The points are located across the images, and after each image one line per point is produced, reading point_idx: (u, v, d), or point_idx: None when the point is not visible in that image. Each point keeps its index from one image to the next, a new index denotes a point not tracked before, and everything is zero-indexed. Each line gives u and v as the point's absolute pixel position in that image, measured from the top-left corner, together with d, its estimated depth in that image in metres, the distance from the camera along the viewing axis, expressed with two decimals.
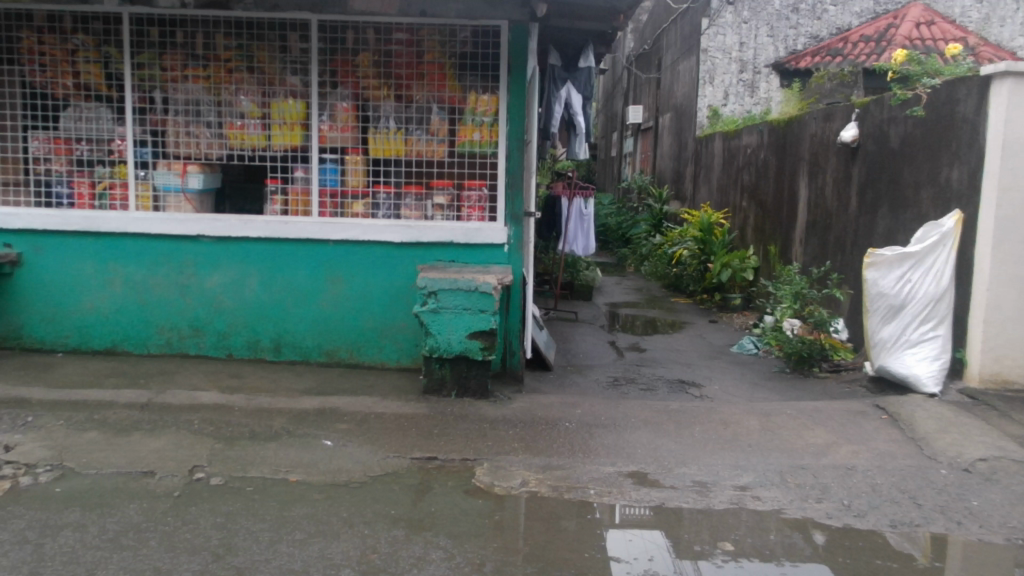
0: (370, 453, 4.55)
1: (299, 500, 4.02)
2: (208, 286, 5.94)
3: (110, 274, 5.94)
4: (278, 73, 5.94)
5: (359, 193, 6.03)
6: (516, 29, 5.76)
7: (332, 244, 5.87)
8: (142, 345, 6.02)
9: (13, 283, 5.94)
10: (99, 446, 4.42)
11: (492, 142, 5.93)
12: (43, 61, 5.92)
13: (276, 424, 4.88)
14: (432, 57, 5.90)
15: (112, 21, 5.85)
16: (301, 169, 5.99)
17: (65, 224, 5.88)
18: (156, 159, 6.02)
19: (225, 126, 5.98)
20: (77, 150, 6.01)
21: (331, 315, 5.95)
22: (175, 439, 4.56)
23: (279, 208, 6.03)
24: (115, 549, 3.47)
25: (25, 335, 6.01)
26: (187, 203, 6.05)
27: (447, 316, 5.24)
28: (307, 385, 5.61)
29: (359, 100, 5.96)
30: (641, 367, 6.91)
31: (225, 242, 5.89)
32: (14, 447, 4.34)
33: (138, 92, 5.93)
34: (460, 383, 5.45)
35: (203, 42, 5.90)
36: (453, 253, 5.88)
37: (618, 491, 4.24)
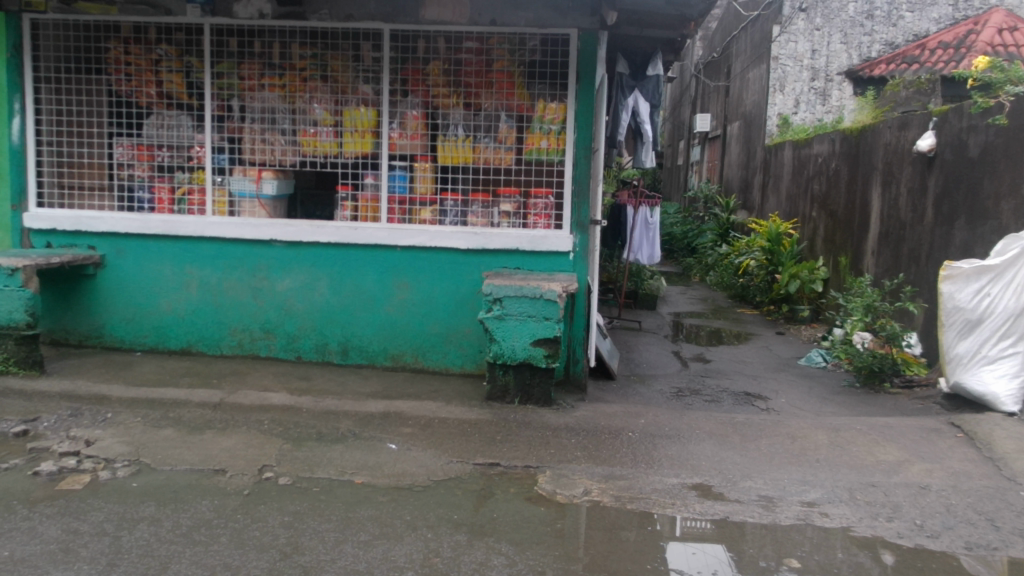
0: (433, 458, 4.61)
1: (364, 501, 4.06)
2: (280, 289, 6.11)
3: (187, 277, 6.16)
4: (350, 82, 6.07)
5: (428, 200, 6.11)
6: (585, 37, 5.75)
7: (400, 250, 5.96)
8: (215, 346, 6.23)
9: (97, 284, 6.22)
10: (174, 444, 4.57)
11: (559, 150, 5.94)
12: (129, 71, 6.20)
13: (343, 427, 4.99)
14: (501, 66, 5.95)
15: (194, 32, 6.08)
16: (371, 175, 6.11)
17: (146, 228, 6.12)
18: (233, 165, 6.23)
19: (299, 134, 6.15)
20: (158, 156, 6.29)
21: (398, 319, 6.04)
22: (245, 439, 4.70)
23: (349, 214, 6.16)
24: (188, 543, 3.51)
25: (107, 334, 6.28)
26: (261, 208, 6.24)
27: (512, 323, 5.27)
28: (374, 389, 5.71)
29: (428, 108, 6.06)
30: (707, 379, 6.82)
31: (297, 247, 6.05)
32: (95, 442, 4.50)
33: (217, 100, 6.15)
34: (524, 391, 5.46)
35: (280, 52, 6.09)
36: (519, 260, 5.91)
37: (681, 503, 4.18)
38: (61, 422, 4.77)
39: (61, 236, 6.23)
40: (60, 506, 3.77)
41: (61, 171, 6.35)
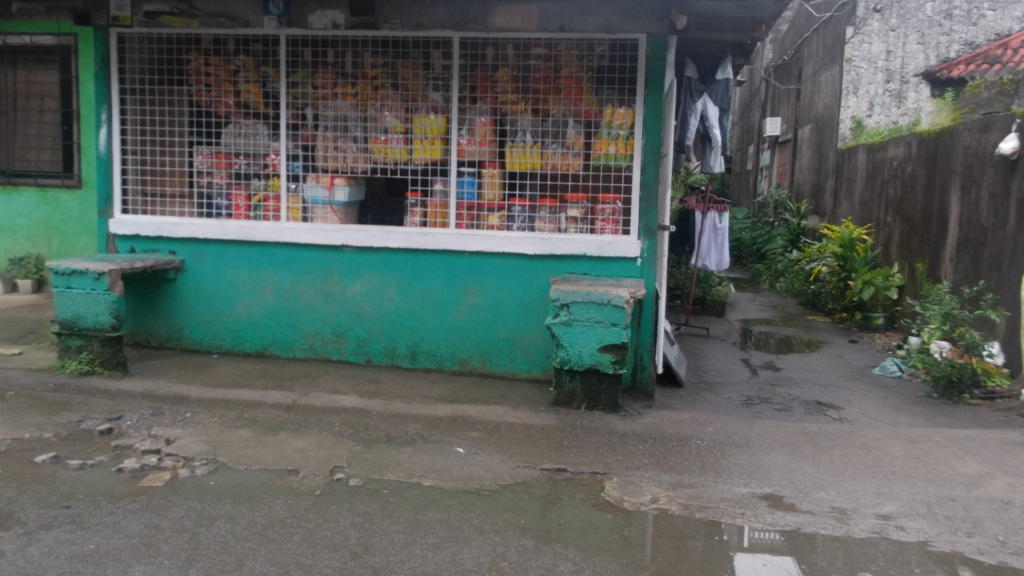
0: (500, 462, 4.63)
1: (432, 504, 4.10)
2: (350, 294, 6.22)
3: (262, 281, 6.32)
4: (421, 89, 6.18)
5: (496, 206, 6.16)
6: (654, 42, 5.70)
7: (468, 255, 6.01)
8: (288, 349, 6.38)
9: (177, 287, 6.42)
10: (249, 444, 4.69)
11: (627, 155, 5.91)
12: (209, 81, 6.41)
13: (411, 430, 5.05)
14: (569, 71, 5.97)
15: (270, 43, 6.25)
16: (440, 182, 6.19)
17: (223, 234, 6.30)
18: (306, 173, 6.38)
19: (369, 141, 6.26)
20: (235, 164, 6.47)
21: (465, 324, 6.10)
22: (317, 440, 4.81)
23: (418, 220, 6.25)
24: (262, 541, 3.60)
25: (186, 336, 6.48)
26: (333, 214, 6.37)
27: (579, 328, 5.29)
28: (442, 393, 5.77)
29: (496, 115, 6.11)
30: (777, 387, 6.68)
31: (368, 252, 6.15)
32: (175, 440, 4.66)
33: (291, 109, 6.30)
34: (591, 397, 5.45)
35: (352, 61, 6.22)
36: (586, 265, 5.90)
37: (750, 513, 4.12)
38: (142, 420, 4.95)
39: (144, 242, 6.45)
40: (142, 502, 3.91)
41: (144, 179, 6.59)
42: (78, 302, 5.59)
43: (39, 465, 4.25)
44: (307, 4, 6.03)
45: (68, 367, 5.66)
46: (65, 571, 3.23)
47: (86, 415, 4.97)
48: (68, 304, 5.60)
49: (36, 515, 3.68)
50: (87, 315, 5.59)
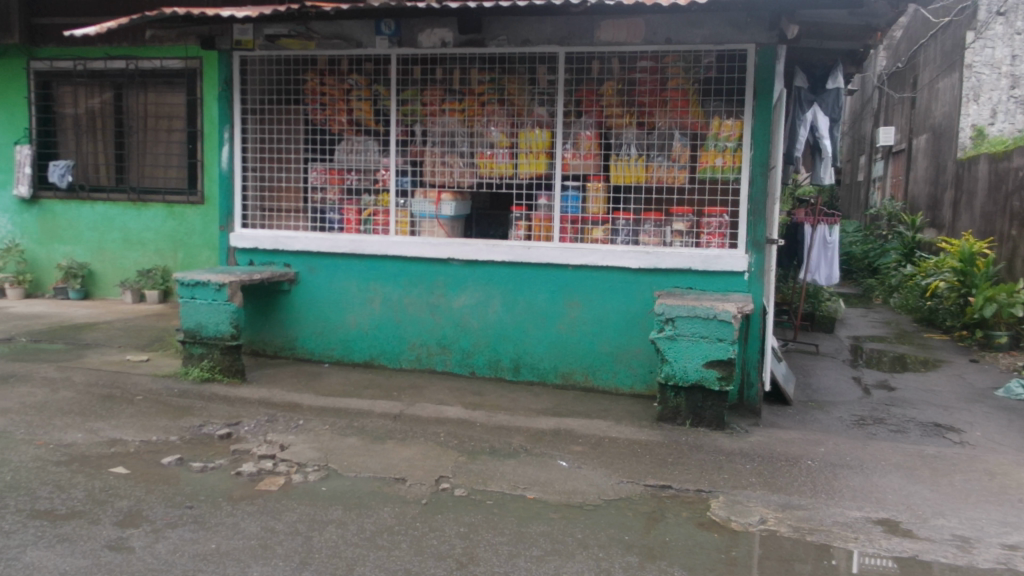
0: (604, 477, 4.61)
1: (536, 517, 4.11)
2: (456, 306, 6.32)
3: (371, 293, 6.49)
4: (526, 104, 6.24)
5: (600, 219, 6.15)
6: (763, 53, 5.59)
7: (572, 269, 6.03)
8: (395, 360, 6.52)
9: (291, 299, 6.67)
10: (358, 452, 4.82)
11: (734, 167, 5.80)
12: (324, 100, 6.65)
13: (515, 442, 5.09)
14: (675, 84, 5.92)
15: (382, 62, 6.44)
16: (545, 196, 6.22)
17: (335, 247, 6.50)
18: (415, 188, 6.54)
19: (476, 156, 6.37)
20: (348, 180, 6.69)
21: (569, 338, 6.10)
22: (423, 450, 4.90)
23: (523, 233, 6.30)
24: (371, 547, 3.69)
25: (299, 346, 6.71)
26: (440, 228, 6.50)
27: (684, 343, 5.22)
28: (545, 406, 5.79)
29: (601, 128, 6.12)
30: (891, 408, 6.42)
31: (473, 265, 6.24)
32: (289, 446, 4.83)
33: (401, 125, 6.48)
34: (696, 413, 5.35)
35: (460, 78, 6.34)
36: (691, 280, 5.82)
37: (864, 538, 3.97)
38: (259, 426, 5.15)
39: (262, 255, 6.72)
40: (259, 504, 4.07)
41: (263, 195, 6.86)
42: (200, 311, 5.87)
43: (165, 466, 4.48)
44: (417, 23, 6.22)
45: (191, 373, 5.95)
46: (190, 568, 3.38)
47: (207, 419, 5.21)
48: (192, 313, 5.90)
49: (162, 514, 3.88)
50: (209, 324, 5.87)
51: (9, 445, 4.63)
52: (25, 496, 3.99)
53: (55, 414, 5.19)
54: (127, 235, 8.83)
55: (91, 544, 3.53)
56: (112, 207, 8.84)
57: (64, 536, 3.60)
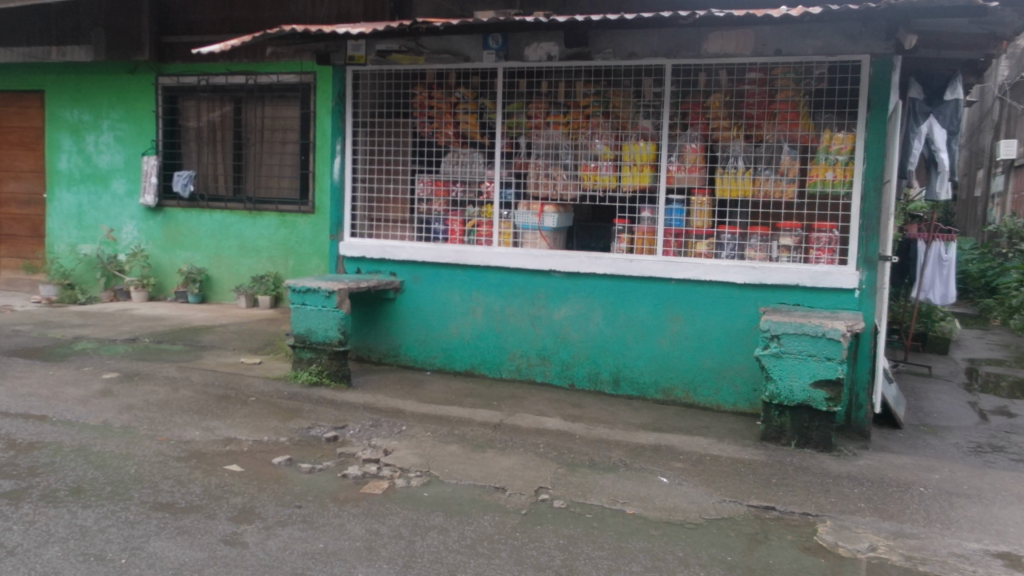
0: (705, 495, 4.53)
1: (636, 533, 4.07)
2: (557, 318, 6.34)
3: (474, 303, 6.57)
4: (631, 117, 6.22)
5: (704, 233, 6.07)
6: (878, 63, 5.41)
7: (674, 283, 5.96)
8: (496, 369, 6.58)
9: (396, 307, 6.82)
10: (459, 459, 4.88)
11: (846, 181, 5.62)
12: (431, 114, 6.81)
13: (615, 456, 5.06)
14: (785, 96, 5.80)
15: (489, 75, 6.54)
16: (648, 209, 6.19)
17: (439, 257, 6.62)
18: (518, 200, 6.58)
19: (580, 168, 6.39)
20: (453, 191, 6.81)
21: (670, 352, 6.03)
22: (523, 460, 4.93)
23: (625, 246, 6.27)
24: (472, 555, 3.73)
25: (403, 353, 6.85)
26: (542, 240, 6.53)
27: (790, 361, 5.09)
28: (645, 421, 5.73)
29: (707, 141, 6.04)
30: (1011, 436, 6.08)
31: (575, 277, 6.25)
32: (392, 451, 4.93)
33: (506, 138, 6.55)
34: (802, 434, 5.20)
35: (565, 91, 6.38)
36: (798, 296, 5.67)
37: (983, 572, 3.77)
38: (364, 430, 5.28)
39: (369, 263, 6.90)
40: (363, 507, 4.17)
41: (371, 206, 7.05)
42: (310, 317, 6.06)
43: (276, 466, 4.64)
44: (524, 38, 6.31)
45: (300, 377, 6.16)
46: (299, 566, 3.49)
47: (315, 422, 5.37)
48: (302, 319, 6.09)
49: (273, 511, 4.02)
50: (318, 330, 6.06)
51: (134, 440, 4.89)
52: (148, 489, 4.20)
53: (175, 411, 5.45)
54: (242, 243, 9.21)
55: (208, 538, 3.68)
56: (229, 216, 9.24)
57: (183, 528, 3.77)
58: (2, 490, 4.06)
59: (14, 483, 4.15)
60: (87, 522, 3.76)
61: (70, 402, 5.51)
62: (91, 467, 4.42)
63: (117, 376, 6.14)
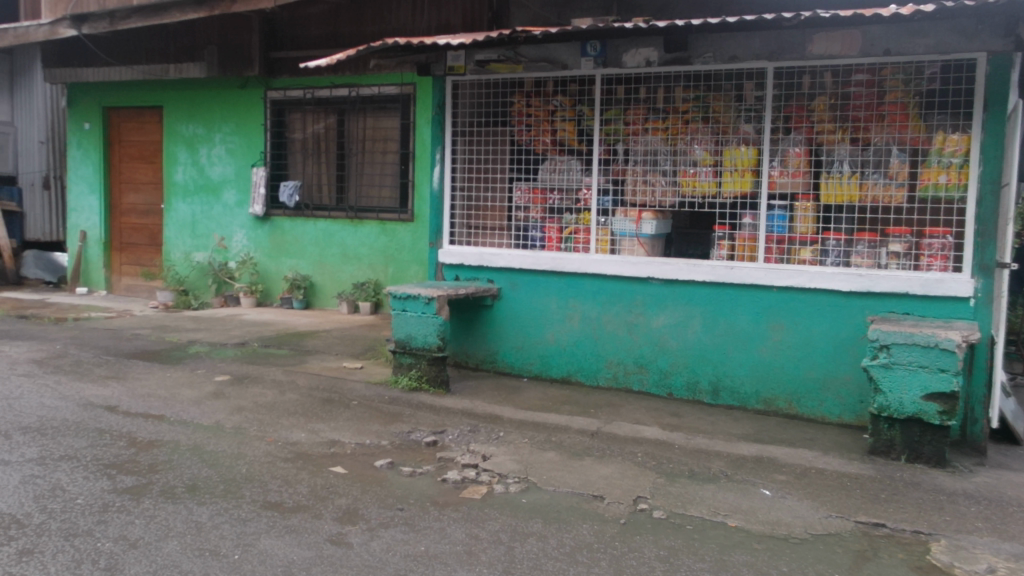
0: (810, 510, 4.40)
1: (738, 546, 3.99)
2: (655, 326, 6.27)
3: (570, 310, 6.57)
4: (732, 121, 6.12)
5: (808, 239, 5.90)
6: (996, 61, 5.17)
7: (776, 290, 5.82)
8: (593, 377, 6.55)
9: (493, 313, 6.87)
10: (557, 467, 4.88)
11: (960, 185, 5.37)
12: (529, 122, 6.84)
13: (715, 467, 4.97)
14: (894, 97, 5.59)
15: (586, 83, 6.54)
16: (750, 215, 6.06)
17: (536, 264, 6.64)
18: (616, 207, 6.56)
19: (679, 174, 6.32)
20: (550, 199, 6.82)
21: (772, 362, 5.88)
22: (621, 468, 4.89)
23: (726, 253, 6.16)
24: (572, 562, 3.71)
25: (500, 359, 6.89)
26: (640, 246, 6.49)
27: (900, 373, 4.90)
28: (745, 431, 5.60)
29: (811, 145, 5.89)
30: None
31: (673, 284, 6.17)
32: (490, 457, 4.97)
33: (604, 145, 6.53)
34: (913, 448, 4.99)
35: (664, 96, 6.33)
36: (908, 304, 5.45)
37: None
38: (462, 436, 5.34)
39: (467, 271, 6.97)
40: (462, 511, 4.21)
41: (469, 213, 7.13)
42: (410, 323, 6.17)
43: (378, 469, 4.74)
44: (623, 44, 6.29)
45: (400, 382, 6.27)
46: (402, 568, 3.55)
47: (415, 427, 5.46)
48: (403, 325, 6.21)
49: (376, 513, 4.11)
50: (418, 336, 6.16)
51: (245, 441, 5.07)
52: (258, 488, 4.35)
53: (282, 413, 5.63)
54: (344, 250, 9.44)
55: (315, 537, 3.78)
56: (332, 224, 9.50)
57: (292, 527, 3.88)
58: (125, 485, 4.28)
59: (135, 479, 4.37)
60: (202, 518, 3.92)
61: (185, 403, 5.76)
62: (205, 466, 4.61)
63: (228, 379, 6.39)
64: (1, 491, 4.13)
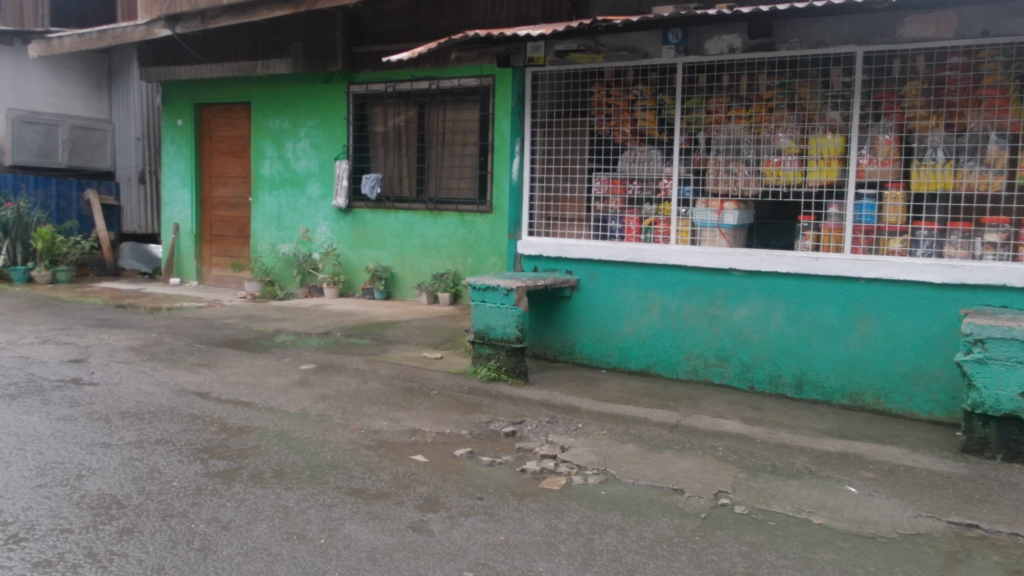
0: (899, 508, 4.27)
1: (823, 544, 3.90)
2: (736, 318, 6.17)
3: (650, 302, 6.51)
4: (818, 109, 5.96)
5: (898, 229, 5.71)
6: None
7: (864, 282, 5.66)
8: (672, 369, 6.48)
9: (572, 305, 6.86)
10: (637, 459, 4.85)
11: None
12: (609, 112, 6.79)
13: (799, 462, 4.86)
14: (992, 80, 5.35)
15: (667, 71, 6.46)
16: (836, 205, 5.90)
17: (616, 255, 6.60)
18: (696, 197, 6.46)
19: (762, 163, 6.19)
20: (630, 189, 6.76)
21: (859, 356, 5.72)
22: (702, 462, 4.83)
23: (811, 244, 6.01)
24: (651, 556, 3.69)
25: (578, 351, 6.88)
26: (722, 237, 6.39)
27: (996, 368, 4.70)
28: (830, 427, 5.46)
29: (903, 132, 5.69)
30: None
31: (756, 276, 6.06)
32: (569, 448, 4.97)
33: (685, 134, 6.44)
34: (1010, 447, 4.79)
35: (747, 84, 6.21)
36: (1005, 298, 5.22)
37: None
38: (541, 427, 5.35)
39: (546, 262, 6.97)
40: (541, 502, 4.22)
41: (547, 204, 7.13)
42: (489, 314, 6.22)
43: (458, 458, 4.79)
44: (705, 31, 6.20)
45: (479, 372, 6.32)
46: (482, 556, 3.59)
47: (494, 417, 5.51)
48: (482, 316, 6.26)
49: (457, 502, 4.16)
50: (497, 327, 6.21)
51: (329, 428, 5.19)
52: (343, 474, 4.46)
53: (365, 402, 5.74)
54: (424, 241, 9.56)
55: (398, 524, 3.86)
56: (412, 216, 9.62)
57: (375, 514, 3.97)
58: (217, 469, 4.43)
59: (226, 463, 4.52)
60: (289, 502, 4.04)
61: (272, 390, 5.93)
62: (292, 452, 4.75)
63: (313, 367, 6.55)
64: (104, 473, 4.33)
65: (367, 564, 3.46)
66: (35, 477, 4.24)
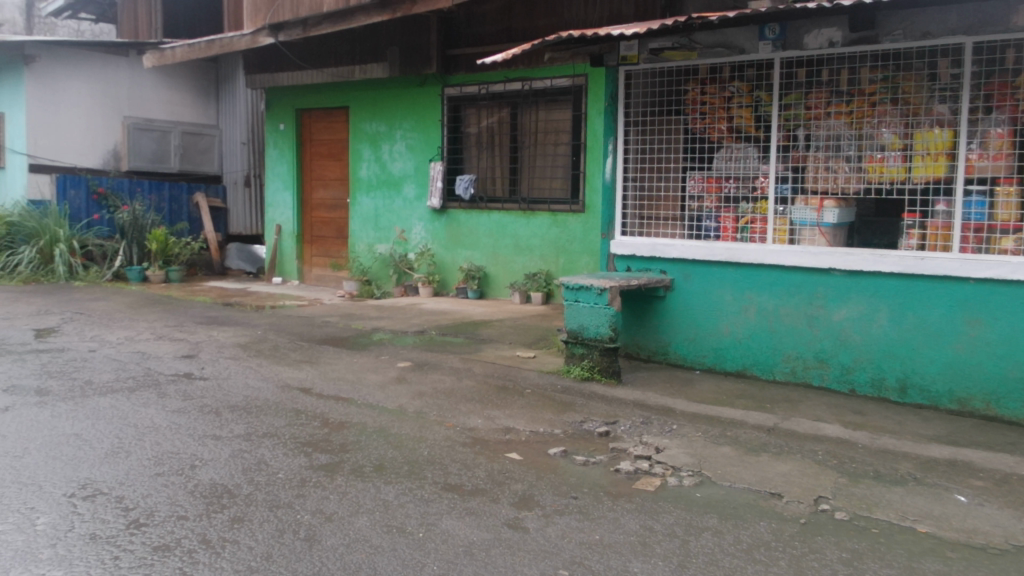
0: (1012, 519, 4.08)
1: (930, 553, 3.76)
2: (836, 319, 6.00)
3: (746, 302, 6.40)
4: (924, 102, 5.74)
5: (1011, 227, 5.46)
6: None
7: (973, 283, 5.43)
8: (769, 371, 6.36)
9: (666, 305, 6.80)
10: (733, 462, 4.78)
11: None
12: (704, 110, 6.70)
13: (903, 469, 4.70)
14: None
15: (765, 67, 6.34)
16: (943, 202, 5.68)
17: (711, 255, 6.51)
18: (795, 195, 6.33)
19: (864, 160, 6.01)
20: (726, 188, 6.65)
21: (969, 360, 5.49)
22: (800, 466, 4.73)
23: (916, 243, 5.80)
24: (749, 560, 3.64)
25: (672, 351, 6.81)
26: (821, 237, 6.23)
27: None
28: (937, 433, 5.26)
29: (1017, 125, 5.39)
30: None
31: (857, 276, 5.89)
32: (664, 449, 4.94)
33: (782, 131, 6.30)
34: None
35: (849, 78, 6.02)
36: None
37: None
38: (634, 427, 5.33)
39: (639, 262, 6.93)
40: (636, 503, 4.21)
41: (641, 204, 7.09)
42: (582, 314, 6.23)
43: (552, 457, 4.82)
44: (804, 25, 6.09)
45: (572, 372, 6.33)
46: (577, 554, 3.61)
47: (587, 416, 5.51)
48: (575, 316, 6.27)
49: (551, 500, 4.18)
50: (590, 327, 6.21)
51: (426, 425, 5.29)
52: (439, 470, 4.54)
53: (460, 399, 5.83)
54: (516, 241, 9.63)
55: (493, 520, 3.91)
56: (505, 216, 9.70)
57: (471, 510, 4.03)
58: (320, 463, 4.58)
59: (329, 457, 4.66)
60: (389, 497, 4.14)
61: (371, 387, 6.09)
62: (391, 447, 4.86)
63: (410, 365, 6.69)
64: (216, 463, 4.53)
65: (463, 559, 3.51)
66: (153, 466, 4.47)
